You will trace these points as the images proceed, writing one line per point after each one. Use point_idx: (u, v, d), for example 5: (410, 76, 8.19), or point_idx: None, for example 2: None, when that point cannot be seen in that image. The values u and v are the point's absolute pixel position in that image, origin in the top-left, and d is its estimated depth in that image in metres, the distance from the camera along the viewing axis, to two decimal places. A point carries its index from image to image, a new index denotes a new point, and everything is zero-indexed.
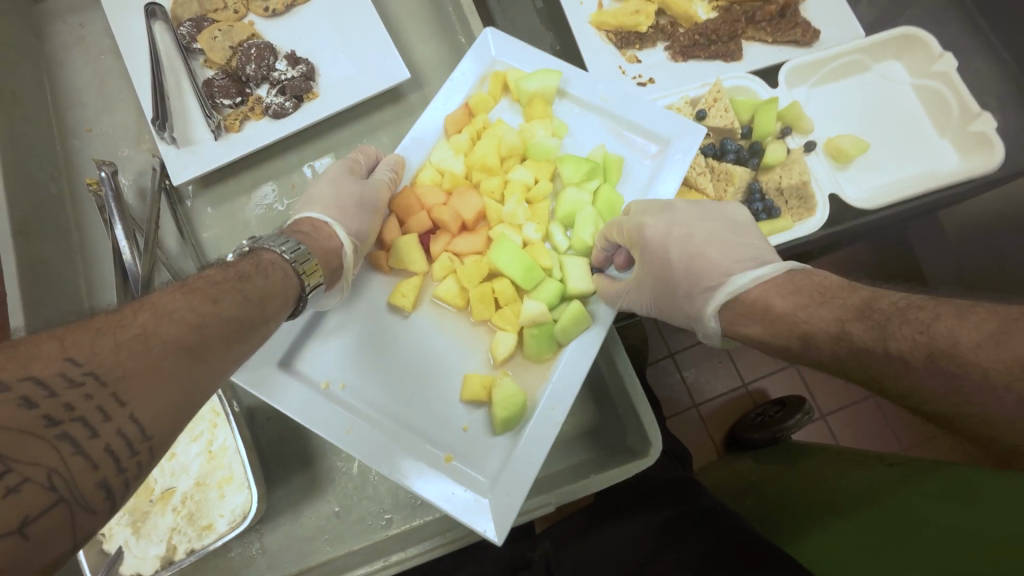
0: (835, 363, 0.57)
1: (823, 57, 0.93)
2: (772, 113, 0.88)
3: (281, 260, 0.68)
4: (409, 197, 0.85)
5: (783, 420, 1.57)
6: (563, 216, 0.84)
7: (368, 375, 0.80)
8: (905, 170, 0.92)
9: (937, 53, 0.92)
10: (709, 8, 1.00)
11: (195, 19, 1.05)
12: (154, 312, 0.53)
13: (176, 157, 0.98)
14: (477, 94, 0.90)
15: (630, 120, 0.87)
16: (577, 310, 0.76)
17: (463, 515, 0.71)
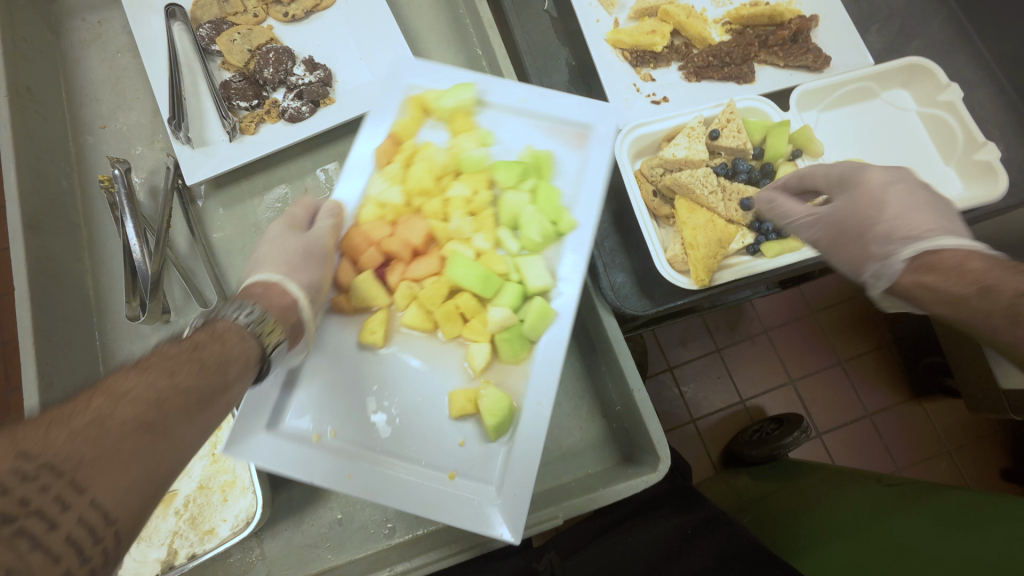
0: (995, 317, 0.56)
1: (833, 83, 0.95)
2: (784, 135, 0.89)
3: (236, 325, 0.61)
4: (354, 236, 0.80)
5: (781, 437, 1.55)
6: (508, 220, 0.84)
7: (354, 416, 0.77)
8: None
9: (943, 83, 0.94)
10: (722, 32, 1.03)
11: (214, 21, 1.06)
12: (108, 395, 0.48)
13: (190, 157, 0.99)
14: (398, 122, 0.88)
15: (552, 116, 0.89)
16: (540, 306, 0.77)
17: (478, 523, 0.72)
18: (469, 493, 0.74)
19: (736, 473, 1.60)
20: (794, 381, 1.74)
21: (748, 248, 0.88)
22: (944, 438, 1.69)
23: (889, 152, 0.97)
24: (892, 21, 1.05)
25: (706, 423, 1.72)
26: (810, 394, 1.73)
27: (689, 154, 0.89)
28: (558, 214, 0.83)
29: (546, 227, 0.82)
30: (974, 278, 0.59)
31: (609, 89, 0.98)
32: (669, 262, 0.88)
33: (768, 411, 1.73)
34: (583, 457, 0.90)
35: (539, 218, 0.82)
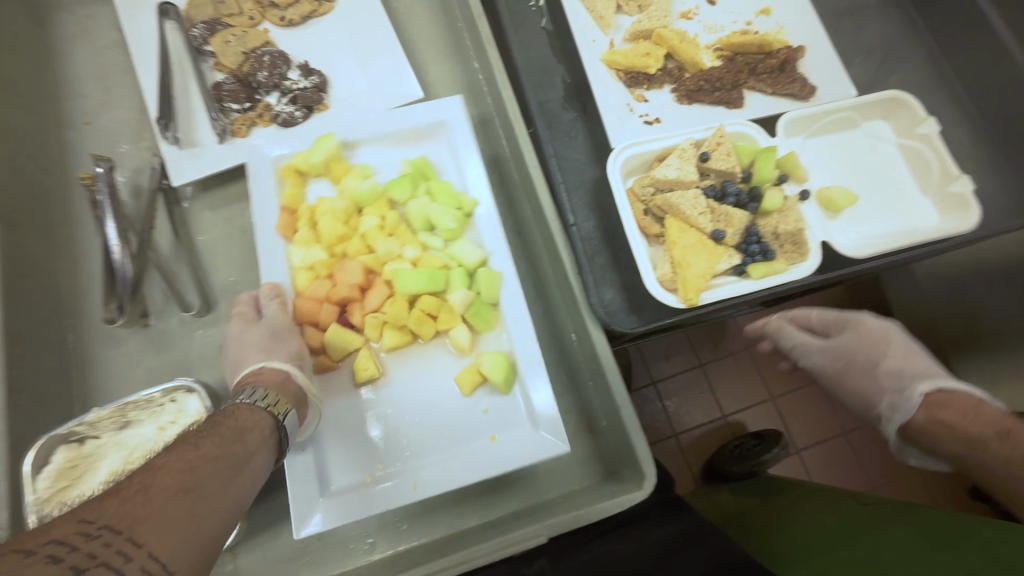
0: (1008, 463, 0.69)
1: (818, 112, 0.98)
2: (771, 160, 0.92)
3: (245, 404, 0.69)
4: (301, 306, 0.88)
5: (760, 454, 1.61)
6: (421, 223, 0.95)
7: (386, 442, 0.85)
8: (890, 224, 0.96)
9: (921, 117, 0.98)
10: (713, 57, 1.06)
11: (209, 22, 1.05)
12: (145, 470, 0.52)
13: (178, 158, 0.97)
14: (284, 194, 0.94)
15: (406, 126, 0.99)
16: (486, 274, 0.89)
17: (535, 451, 0.83)
18: (513, 441, 0.85)
19: (716, 489, 1.64)
20: (774, 398, 1.77)
21: (734, 269, 0.90)
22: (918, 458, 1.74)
23: (868, 180, 0.99)
24: (875, 54, 1.09)
25: (688, 438, 1.73)
26: (791, 412, 1.76)
27: (680, 175, 0.91)
28: (457, 199, 0.93)
29: (455, 213, 0.92)
30: (990, 422, 0.73)
31: (603, 108, 1.01)
32: (658, 281, 0.88)
33: (749, 427, 1.75)
34: (567, 472, 0.90)
35: (445, 209, 0.92)
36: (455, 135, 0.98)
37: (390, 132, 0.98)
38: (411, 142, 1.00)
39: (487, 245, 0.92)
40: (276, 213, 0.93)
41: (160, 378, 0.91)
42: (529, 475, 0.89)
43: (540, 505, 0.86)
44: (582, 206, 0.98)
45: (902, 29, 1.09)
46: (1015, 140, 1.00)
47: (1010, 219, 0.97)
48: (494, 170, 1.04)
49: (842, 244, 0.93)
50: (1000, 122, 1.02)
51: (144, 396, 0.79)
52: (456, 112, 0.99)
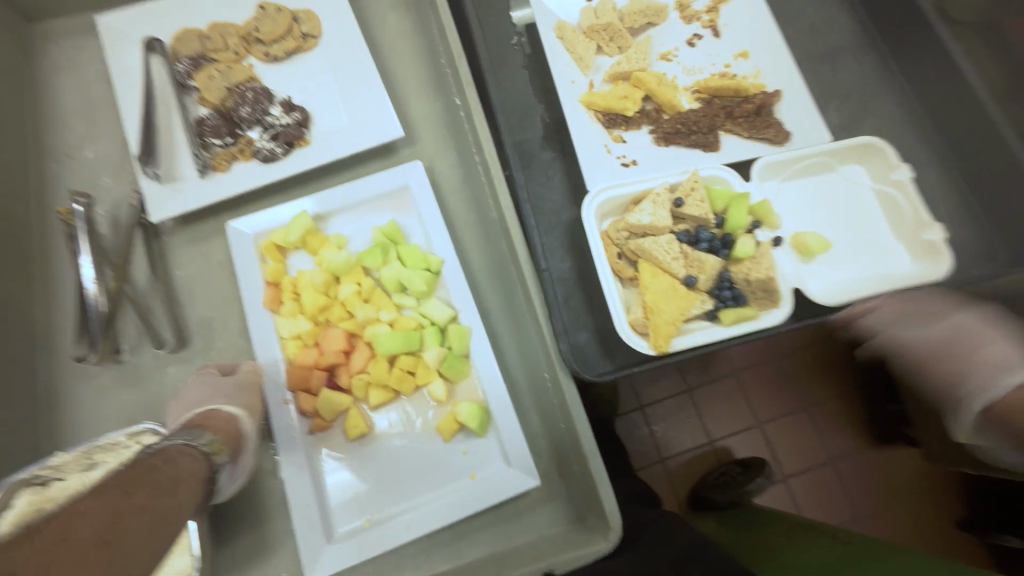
0: None
1: (793, 157, 1.00)
2: (744, 207, 0.93)
3: (189, 448, 0.70)
4: (292, 376, 0.90)
5: (745, 483, 1.63)
6: (395, 287, 0.96)
7: (383, 484, 0.88)
8: (867, 270, 0.97)
9: (894, 163, 0.99)
10: (692, 98, 1.07)
11: (194, 57, 1.07)
12: (65, 519, 0.52)
13: (158, 193, 0.98)
14: (266, 269, 0.97)
15: (373, 192, 1.01)
16: (457, 328, 0.92)
17: (509, 486, 0.88)
18: (491, 477, 0.89)
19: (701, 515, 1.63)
20: (762, 424, 1.76)
21: (707, 314, 0.91)
22: (906, 488, 1.72)
23: (843, 225, 1.00)
24: (851, 98, 1.10)
25: (674, 463, 1.72)
26: (778, 440, 1.75)
27: (653, 220, 0.92)
28: (425, 259, 0.97)
29: (424, 274, 0.95)
30: None
31: (581, 150, 1.02)
32: (630, 325, 0.89)
33: (735, 454, 1.74)
34: (537, 513, 0.90)
35: (415, 271, 0.96)
36: (419, 198, 1.01)
37: (356, 202, 1.01)
38: (380, 208, 1.02)
39: (457, 304, 0.94)
40: (260, 289, 0.96)
41: (132, 413, 0.91)
42: (499, 516, 0.90)
43: (522, 547, 0.86)
44: (557, 246, 1.00)
45: (878, 74, 1.11)
46: (988, 186, 1.01)
47: (977, 268, 0.98)
48: (472, 210, 1.06)
49: (815, 291, 0.94)
50: (973, 166, 1.03)
51: (112, 439, 0.80)
52: (419, 177, 1.02)
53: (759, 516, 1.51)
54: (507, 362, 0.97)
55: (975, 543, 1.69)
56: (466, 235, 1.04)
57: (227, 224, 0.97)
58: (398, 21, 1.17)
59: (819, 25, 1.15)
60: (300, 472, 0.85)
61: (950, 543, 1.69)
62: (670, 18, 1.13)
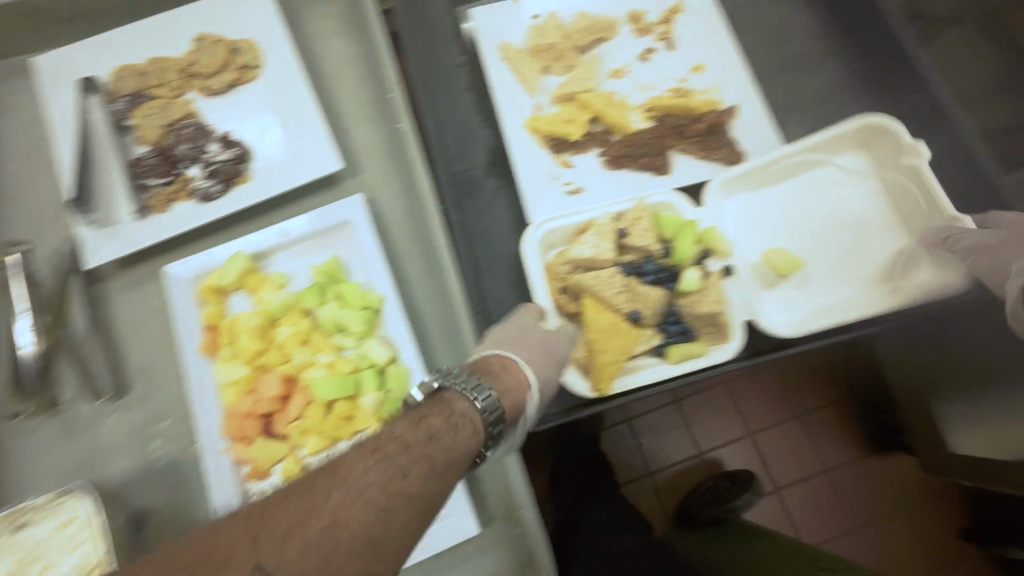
0: None
1: (776, 157, 0.94)
2: (690, 236, 0.89)
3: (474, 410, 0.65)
4: (227, 425, 0.89)
5: (734, 499, 1.42)
6: (334, 329, 0.95)
7: None
8: (864, 273, 0.91)
9: (908, 144, 0.88)
10: (645, 117, 1.02)
11: (132, 95, 1.05)
12: (344, 489, 0.53)
13: (94, 239, 0.97)
14: (203, 313, 0.95)
15: (311, 230, 0.98)
16: (396, 371, 0.90)
17: (449, 535, 0.84)
18: (432, 525, 0.85)
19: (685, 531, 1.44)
20: (754, 433, 1.55)
21: (654, 350, 0.88)
22: (901, 493, 1.51)
23: (837, 227, 0.94)
24: (814, 110, 1.04)
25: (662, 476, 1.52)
26: (771, 450, 1.54)
27: (595, 253, 0.89)
28: (364, 297, 0.94)
29: (362, 314, 0.93)
30: None
31: (524, 178, 0.97)
32: (572, 364, 0.86)
33: (727, 466, 1.54)
34: (480, 561, 0.86)
35: (353, 312, 0.93)
36: (358, 234, 0.98)
37: (295, 240, 0.98)
38: (320, 245, 1.00)
39: (396, 345, 0.92)
40: (196, 333, 0.94)
41: (73, 465, 0.91)
42: (440, 565, 0.87)
43: None
44: (504, 279, 0.97)
45: (843, 83, 1.05)
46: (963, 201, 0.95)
47: None
48: (416, 242, 1.02)
49: (792, 309, 0.90)
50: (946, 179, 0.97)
51: (38, 501, 0.79)
52: (358, 211, 0.98)
53: (745, 533, 1.36)
54: None
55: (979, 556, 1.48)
56: (411, 268, 1.01)
57: (164, 269, 0.95)
58: (342, 47, 1.14)
59: (781, 32, 1.08)
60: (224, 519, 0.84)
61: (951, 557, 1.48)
62: (622, 32, 1.08)
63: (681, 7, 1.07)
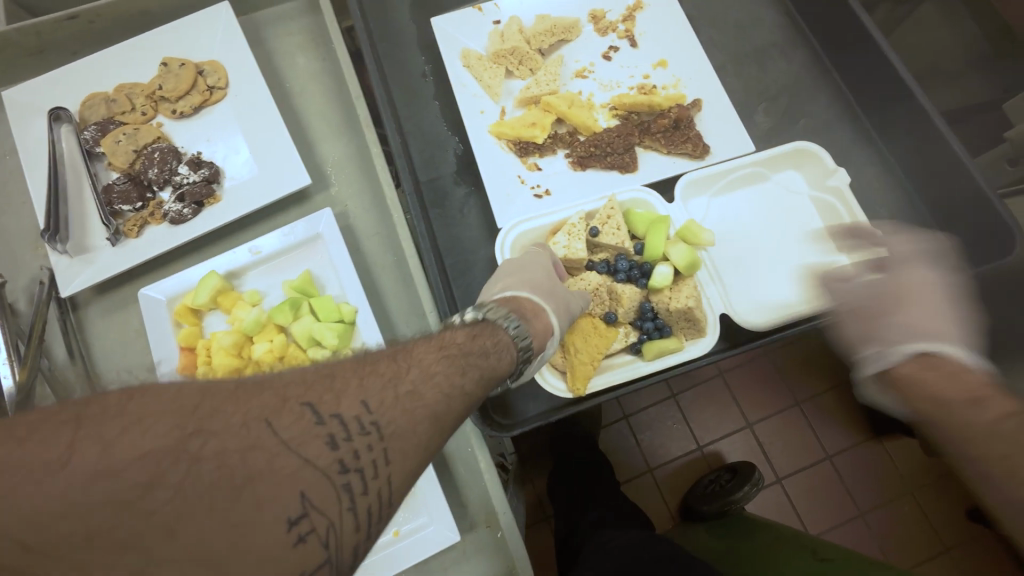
0: None
1: (717, 171, 0.95)
2: (663, 232, 0.88)
3: (509, 335, 0.66)
4: None
5: (732, 491, 1.39)
6: (308, 343, 0.95)
7: None
8: (804, 287, 0.92)
9: (829, 168, 0.94)
10: (610, 115, 1.02)
11: (100, 122, 1.05)
12: (420, 370, 0.56)
13: (67, 267, 0.97)
14: (179, 333, 0.96)
15: (282, 247, 0.99)
16: None
17: (430, 540, 0.84)
18: (415, 534, 0.85)
19: (691, 525, 1.41)
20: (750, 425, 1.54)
21: (630, 347, 0.88)
22: (907, 479, 1.49)
23: (782, 241, 0.95)
24: (780, 99, 1.04)
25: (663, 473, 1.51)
26: (770, 439, 1.53)
27: (567, 253, 0.88)
28: (338, 310, 0.94)
29: (336, 326, 0.93)
30: None
31: (491, 184, 0.97)
32: (548, 364, 0.86)
33: (727, 458, 1.52)
34: (464, 567, 0.87)
35: (327, 324, 0.93)
36: (328, 247, 0.98)
37: (266, 258, 0.99)
38: (292, 260, 1.00)
39: None
40: (173, 354, 0.95)
41: None
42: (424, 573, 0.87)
43: None
44: (477, 285, 0.97)
45: (808, 68, 1.06)
46: (933, 181, 0.96)
47: None
48: (389, 253, 1.03)
49: (768, 302, 0.91)
50: (914, 160, 0.98)
51: None
52: (327, 224, 0.98)
53: (747, 525, 1.34)
54: None
55: (988, 539, 1.45)
56: (386, 280, 1.01)
57: (139, 292, 0.96)
58: (307, 63, 1.14)
59: (743, 22, 1.08)
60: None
61: (960, 541, 1.46)
62: (585, 32, 1.08)
63: (642, 5, 1.07)
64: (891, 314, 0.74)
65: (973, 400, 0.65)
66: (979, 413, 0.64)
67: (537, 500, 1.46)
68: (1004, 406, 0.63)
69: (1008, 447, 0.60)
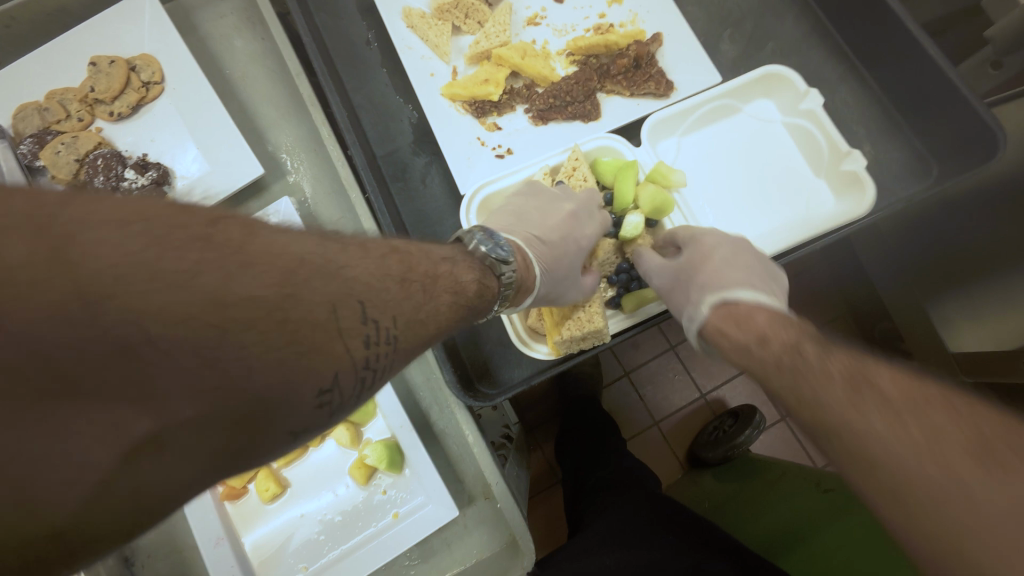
0: None
1: (684, 108, 0.90)
2: (629, 180, 0.84)
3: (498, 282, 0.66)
4: None
5: (736, 435, 1.37)
6: None
7: (309, 544, 0.87)
8: (784, 217, 0.89)
9: (801, 92, 0.89)
10: (567, 63, 0.97)
11: (36, 134, 0.99)
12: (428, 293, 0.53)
13: None
14: None
15: None
16: (385, 450, 0.85)
17: (429, 519, 0.84)
18: (415, 513, 0.85)
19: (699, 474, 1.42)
20: None
21: (610, 302, 0.86)
22: None
23: (757, 174, 0.91)
24: (745, 23, 0.98)
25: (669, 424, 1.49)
26: None
27: None
28: None
29: None
30: None
31: (449, 149, 0.93)
32: (528, 329, 0.86)
33: (730, 403, 1.49)
34: (468, 540, 0.87)
35: None
36: None
37: None
38: None
39: None
40: None
41: None
42: (428, 551, 0.88)
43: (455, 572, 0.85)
44: None
45: None
46: (914, 89, 0.91)
47: (908, 184, 0.91)
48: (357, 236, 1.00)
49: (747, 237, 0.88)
50: (887, 73, 0.93)
51: None
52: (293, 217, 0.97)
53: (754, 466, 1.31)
54: (422, 403, 0.92)
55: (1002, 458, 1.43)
56: None
57: None
58: (245, 45, 1.08)
59: None
60: (219, 543, 0.85)
61: None
62: None
63: None
64: (697, 273, 0.75)
65: (760, 338, 0.63)
66: (765, 350, 0.62)
67: (549, 465, 1.47)
68: (784, 339, 0.61)
69: (789, 380, 0.58)
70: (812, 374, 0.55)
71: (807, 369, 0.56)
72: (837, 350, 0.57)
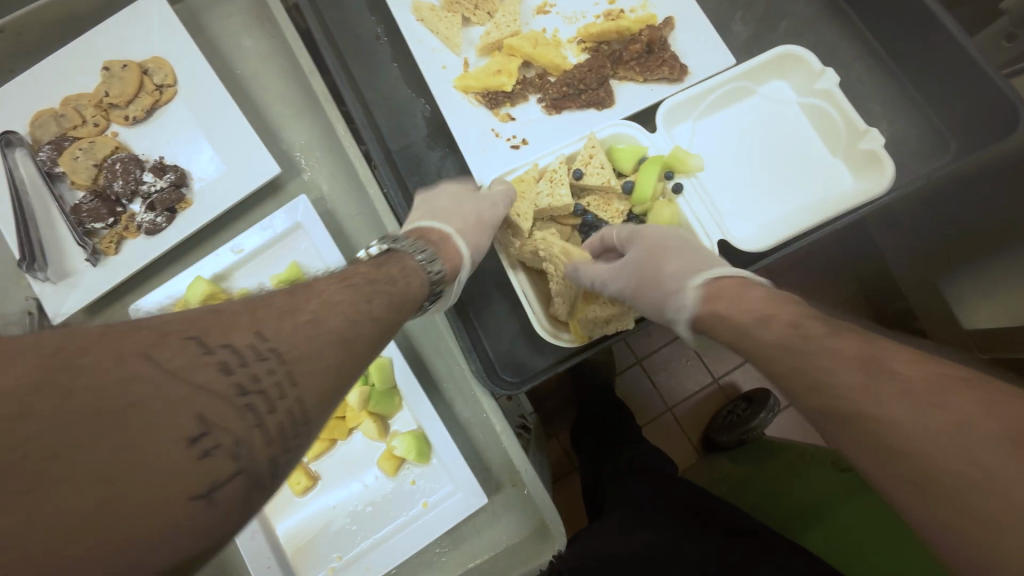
0: None
1: (699, 92, 0.89)
2: (650, 172, 0.84)
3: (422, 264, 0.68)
4: None
5: (750, 418, 1.39)
6: None
7: (342, 535, 0.89)
8: (801, 198, 0.88)
9: (817, 71, 0.88)
10: (579, 50, 0.96)
11: (54, 140, 1.00)
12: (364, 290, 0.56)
13: (54, 293, 0.97)
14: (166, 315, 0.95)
15: (264, 246, 0.98)
16: (414, 440, 0.87)
17: (458, 508, 0.85)
18: (444, 502, 0.87)
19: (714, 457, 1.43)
20: None
21: None
22: None
23: (773, 155, 0.91)
24: (757, 3, 0.97)
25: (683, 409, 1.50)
26: None
27: (552, 202, 0.84)
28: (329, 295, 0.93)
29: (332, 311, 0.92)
30: None
31: (463, 141, 0.93)
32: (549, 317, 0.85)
33: (744, 387, 1.50)
34: (498, 526, 0.89)
35: None
36: (312, 237, 0.97)
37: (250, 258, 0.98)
38: (278, 255, 0.99)
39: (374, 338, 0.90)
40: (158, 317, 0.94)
41: None
42: (458, 539, 0.90)
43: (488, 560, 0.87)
44: None
45: None
46: (930, 64, 0.90)
47: (925, 161, 0.90)
48: (374, 232, 1.02)
49: (766, 220, 0.88)
50: (901, 49, 0.93)
51: None
52: (309, 212, 0.97)
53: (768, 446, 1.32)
54: (447, 392, 0.93)
55: None
56: None
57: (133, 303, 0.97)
58: (255, 44, 1.09)
59: None
60: (254, 536, 0.86)
61: None
62: None
63: None
64: (661, 260, 0.74)
65: (759, 316, 0.58)
66: (762, 329, 0.57)
67: (566, 452, 1.49)
68: (783, 315, 0.58)
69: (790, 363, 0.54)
70: (816, 359, 0.52)
71: (811, 351, 0.52)
72: (840, 335, 0.53)
